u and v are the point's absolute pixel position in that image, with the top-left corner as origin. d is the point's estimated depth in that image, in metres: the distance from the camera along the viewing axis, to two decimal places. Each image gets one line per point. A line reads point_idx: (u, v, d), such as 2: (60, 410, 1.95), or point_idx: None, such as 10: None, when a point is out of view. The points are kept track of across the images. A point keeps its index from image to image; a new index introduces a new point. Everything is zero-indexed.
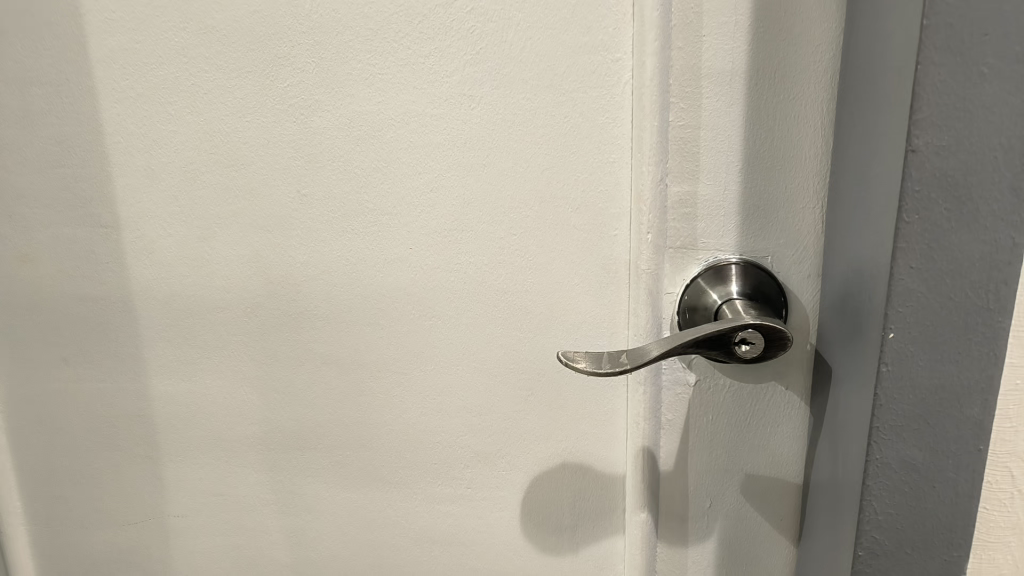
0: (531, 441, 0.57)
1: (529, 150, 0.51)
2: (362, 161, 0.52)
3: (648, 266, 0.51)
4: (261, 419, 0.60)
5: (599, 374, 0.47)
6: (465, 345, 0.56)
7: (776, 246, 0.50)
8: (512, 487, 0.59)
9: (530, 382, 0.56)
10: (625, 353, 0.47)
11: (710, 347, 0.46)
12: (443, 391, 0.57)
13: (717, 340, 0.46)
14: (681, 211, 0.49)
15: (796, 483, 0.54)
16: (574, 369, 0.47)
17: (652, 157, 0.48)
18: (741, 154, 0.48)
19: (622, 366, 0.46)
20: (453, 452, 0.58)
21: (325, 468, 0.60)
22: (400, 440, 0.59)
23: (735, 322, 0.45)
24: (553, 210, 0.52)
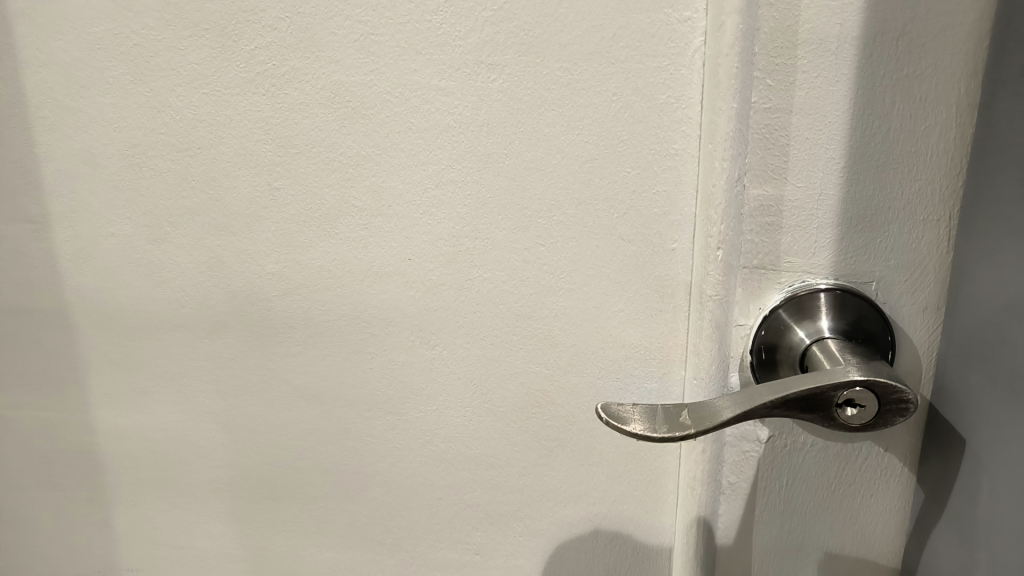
0: (556, 502, 0.46)
1: (565, 138, 0.39)
2: (349, 148, 0.41)
3: (715, 291, 0.39)
4: (225, 461, 0.49)
5: (654, 440, 0.35)
6: (477, 382, 0.44)
7: (884, 268, 0.38)
8: (532, 556, 0.48)
9: (557, 432, 0.44)
10: (687, 411, 0.35)
11: (802, 409, 0.34)
12: (447, 437, 0.46)
13: (813, 401, 0.34)
14: (761, 220, 0.38)
15: (893, 565, 0.42)
16: (622, 432, 0.36)
17: (727, 148, 0.37)
18: (844, 148, 0.35)
19: (686, 431, 0.34)
20: (459, 512, 0.47)
21: (304, 522, 0.50)
22: (393, 493, 0.48)
23: (836, 377, 0.33)
24: (595, 215, 0.40)
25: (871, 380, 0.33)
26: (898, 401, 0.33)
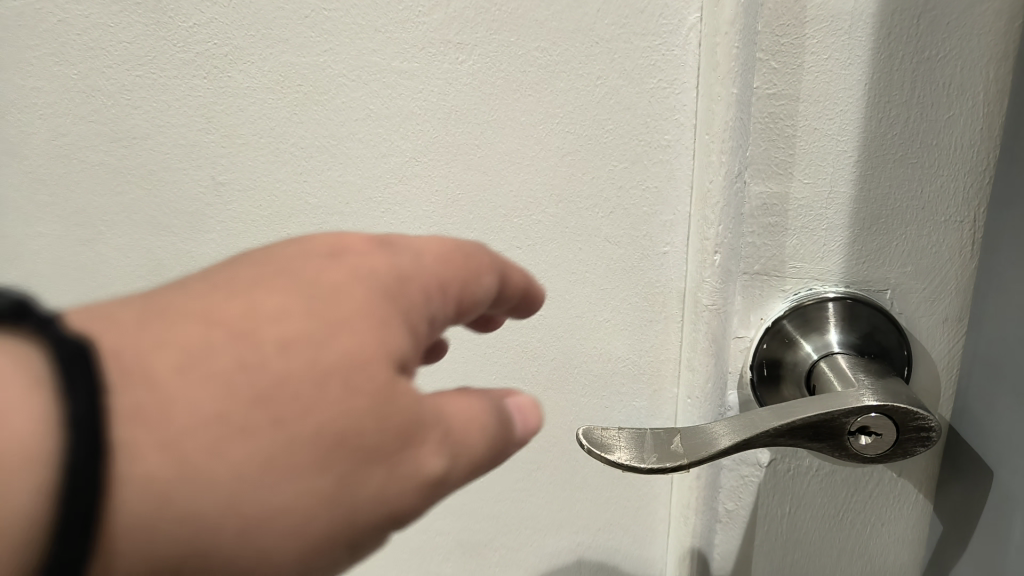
0: (534, 526, 0.43)
1: (544, 127, 0.34)
2: (302, 138, 0.36)
3: (711, 301, 0.35)
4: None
5: (643, 472, 0.30)
6: None
7: (901, 275, 0.33)
8: None
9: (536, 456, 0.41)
10: (679, 439, 0.31)
11: (810, 438, 0.30)
12: None
13: (823, 428, 0.30)
14: (763, 220, 0.34)
15: None
16: (607, 462, 0.31)
17: (725, 141, 0.32)
18: (859, 141, 0.31)
19: (679, 462, 0.30)
20: (430, 541, 0.45)
21: None
22: None
23: (846, 401, 0.29)
24: (577, 214, 0.36)
25: (885, 405, 0.29)
26: (918, 428, 0.29)
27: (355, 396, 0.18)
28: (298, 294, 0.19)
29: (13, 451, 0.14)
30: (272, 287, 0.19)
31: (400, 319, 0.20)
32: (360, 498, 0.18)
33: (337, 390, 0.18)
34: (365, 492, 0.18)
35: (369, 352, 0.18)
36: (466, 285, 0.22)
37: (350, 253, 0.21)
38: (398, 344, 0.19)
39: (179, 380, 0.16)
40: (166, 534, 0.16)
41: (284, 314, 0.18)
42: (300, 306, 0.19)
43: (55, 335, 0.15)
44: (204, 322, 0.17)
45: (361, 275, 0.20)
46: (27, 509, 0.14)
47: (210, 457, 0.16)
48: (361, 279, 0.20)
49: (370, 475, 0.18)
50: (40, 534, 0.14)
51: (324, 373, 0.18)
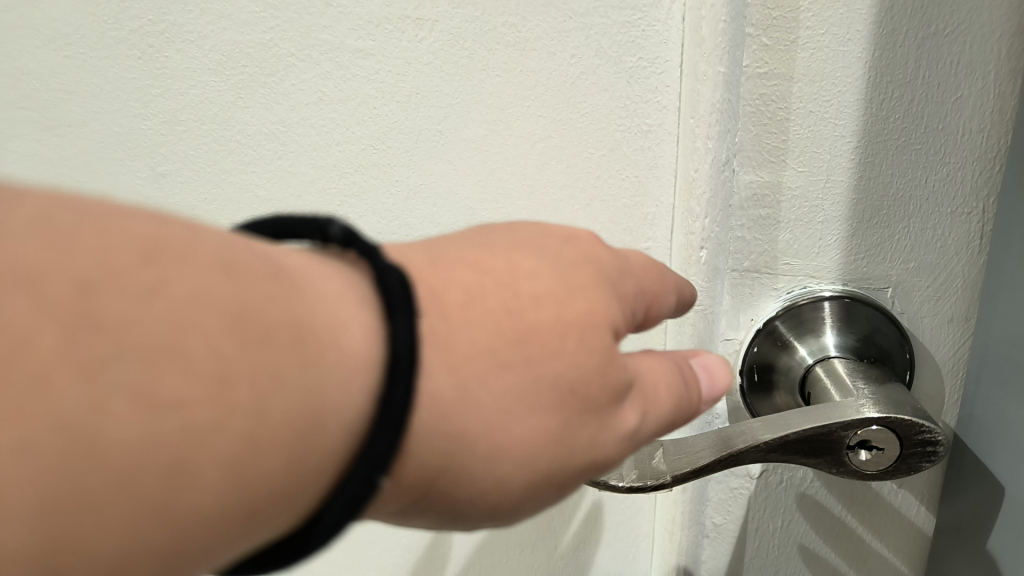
0: (507, 536, 0.41)
1: (513, 111, 0.31)
2: (247, 125, 0.33)
3: (697, 302, 0.32)
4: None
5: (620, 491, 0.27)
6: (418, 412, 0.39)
7: (903, 272, 0.31)
8: None
9: None
10: (663, 454, 0.28)
11: (804, 453, 0.27)
12: None
13: (819, 442, 0.27)
14: (754, 212, 0.31)
15: None
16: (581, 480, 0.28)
17: (711, 125, 0.29)
18: (858, 125, 0.28)
19: (660, 480, 0.27)
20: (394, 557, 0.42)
21: None
22: None
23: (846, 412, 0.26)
24: (550, 206, 0.33)
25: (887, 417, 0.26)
26: (923, 442, 0.26)
27: (596, 350, 0.18)
28: (537, 261, 0.19)
29: (340, 359, 0.15)
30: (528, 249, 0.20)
31: (617, 300, 0.20)
32: (580, 441, 0.18)
33: (571, 348, 0.18)
34: (584, 436, 0.18)
35: (595, 313, 0.18)
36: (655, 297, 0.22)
37: (582, 240, 0.21)
38: (608, 312, 0.19)
39: (453, 311, 0.17)
40: (435, 450, 0.17)
41: (530, 276, 0.19)
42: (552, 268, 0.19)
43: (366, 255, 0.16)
44: (467, 286, 0.18)
45: (594, 253, 0.20)
46: (353, 406, 0.15)
47: (461, 382, 0.17)
48: (590, 255, 0.20)
49: (588, 423, 0.18)
50: (359, 425, 0.15)
51: (563, 330, 0.18)
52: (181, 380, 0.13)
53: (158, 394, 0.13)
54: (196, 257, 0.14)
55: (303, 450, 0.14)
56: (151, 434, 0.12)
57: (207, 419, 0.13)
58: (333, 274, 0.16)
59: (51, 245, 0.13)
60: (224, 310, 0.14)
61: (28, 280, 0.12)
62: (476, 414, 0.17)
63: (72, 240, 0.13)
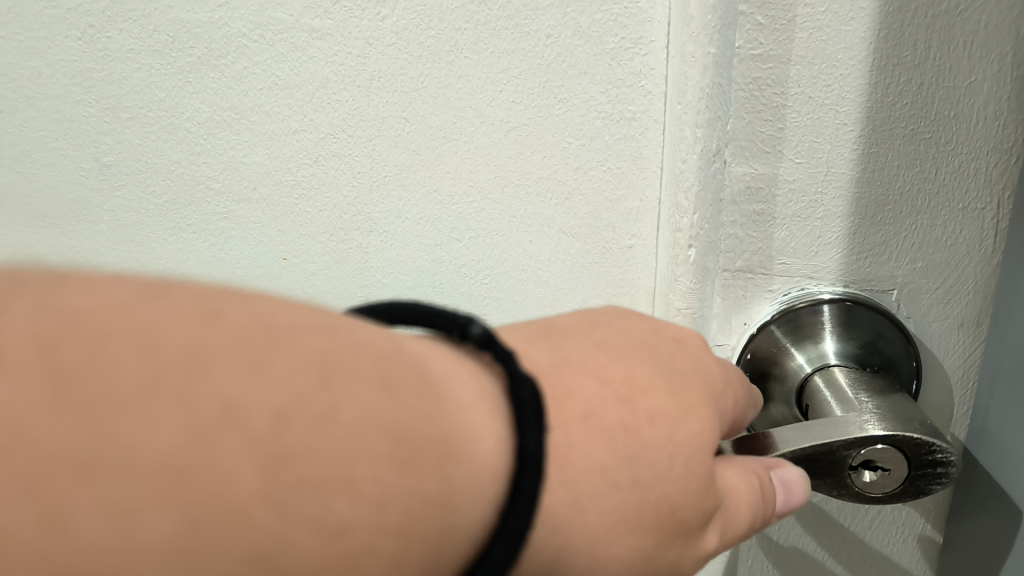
0: None
1: (483, 96, 0.28)
2: (198, 112, 0.30)
3: (686, 305, 0.29)
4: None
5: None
6: None
7: (910, 273, 0.28)
8: None
9: None
10: None
11: (803, 474, 0.24)
12: None
13: (820, 464, 0.24)
14: (747, 208, 0.28)
15: None
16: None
17: (699, 112, 0.26)
18: (861, 112, 0.26)
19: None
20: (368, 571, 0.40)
21: None
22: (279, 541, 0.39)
23: (848, 428, 0.24)
24: (525, 199, 0.30)
25: (895, 434, 0.23)
26: (935, 460, 0.24)
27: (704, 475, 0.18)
28: (653, 371, 0.19)
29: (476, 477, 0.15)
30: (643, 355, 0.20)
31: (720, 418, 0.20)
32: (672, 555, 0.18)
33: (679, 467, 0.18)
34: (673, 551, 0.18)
35: (704, 441, 0.19)
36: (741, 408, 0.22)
37: (692, 341, 0.21)
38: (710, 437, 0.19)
39: (574, 427, 0.17)
40: (545, 556, 0.17)
41: (650, 389, 0.19)
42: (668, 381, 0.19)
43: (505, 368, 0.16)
44: (591, 393, 0.18)
45: (699, 365, 0.20)
46: (479, 517, 0.15)
47: (574, 500, 0.17)
48: (697, 372, 0.20)
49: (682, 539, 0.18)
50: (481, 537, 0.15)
51: (678, 455, 0.18)
52: (350, 507, 0.13)
53: (331, 518, 0.13)
54: (361, 370, 0.14)
55: (438, 549, 0.14)
56: (324, 554, 0.13)
57: (366, 541, 0.14)
58: (468, 375, 0.16)
59: (247, 373, 0.13)
60: (387, 430, 0.14)
61: (230, 416, 0.13)
62: (582, 528, 0.17)
63: (263, 365, 0.13)
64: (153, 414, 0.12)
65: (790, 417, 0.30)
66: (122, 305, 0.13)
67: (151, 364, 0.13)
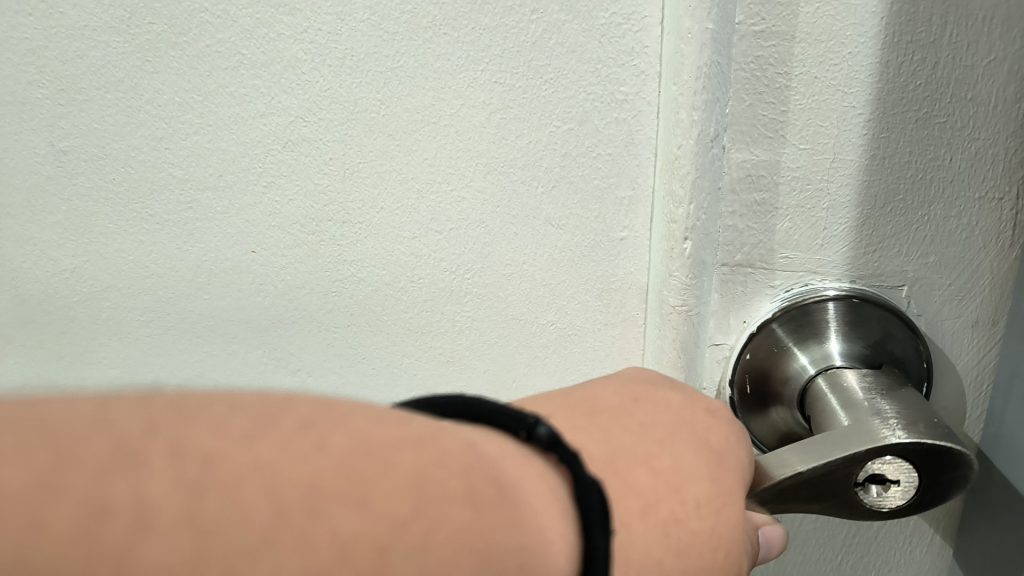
0: None
1: (464, 76, 0.26)
2: (157, 93, 0.28)
3: (679, 301, 0.27)
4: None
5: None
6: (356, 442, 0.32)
7: (921, 268, 0.26)
8: None
9: None
10: None
11: (808, 499, 0.22)
12: None
13: (824, 485, 0.22)
14: (748, 198, 0.26)
15: None
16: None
17: (694, 92, 0.24)
18: (872, 93, 0.24)
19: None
20: None
21: None
22: None
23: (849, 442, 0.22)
24: (510, 188, 0.28)
25: (902, 443, 0.21)
26: (951, 466, 0.21)
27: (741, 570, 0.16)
28: (694, 451, 0.17)
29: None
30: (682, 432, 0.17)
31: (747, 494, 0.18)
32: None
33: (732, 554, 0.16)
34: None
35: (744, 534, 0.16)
36: None
37: (720, 412, 0.19)
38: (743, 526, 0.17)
39: (631, 523, 0.15)
40: None
41: (694, 475, 0.16)
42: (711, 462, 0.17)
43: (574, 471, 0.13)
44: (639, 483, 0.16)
45: (735, 440, 0.18)
46: None
47: None
48: (733, 449, 0.18)
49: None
50: None
51: (722, 548, 0.16)
52: None
53: None
54: (457, 490, 0.12)
55: None
56: None
57: None
58: (537, 481, 0.13)
59: (354, 506, 0.12)
60: (482, 554, 0.12)
61: (344, 555, 0.11)
62: None
63: (365, 496, 0.12)
64: (273, 562, 0.11)
65: (794, 422, 0.28)
66: (237, 439, 0.12)
67: (273, 505, 0.11)
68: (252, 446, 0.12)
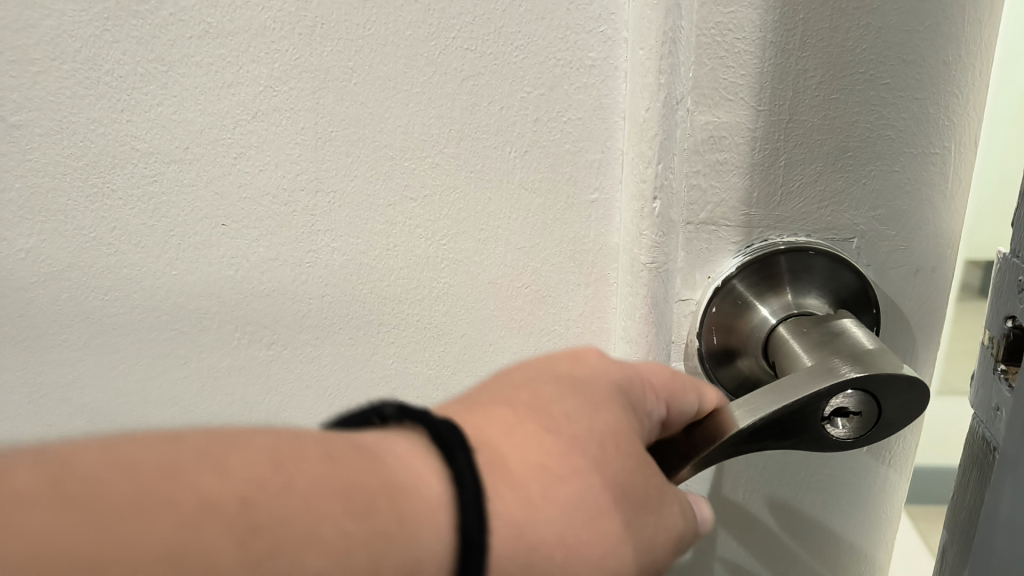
0: None
1: (435, 44, 0.27)
2: (117, 63, 0.27)
3: (649, 258, 0.28)
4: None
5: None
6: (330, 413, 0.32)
7: (869, 221, 0.28)
8: None
9: None
10: None
11: (779, 437, 0.24)
12: None
13: (796, 424, 0.24)
14: (711, 157, 0.27)
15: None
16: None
17: (658, 56, 0.25)
18: (823, 57, 0.25)
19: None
20: None
21: None
22: None
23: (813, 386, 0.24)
24: (483, 154, 0.28)
25: (859, 378, 0.23)
26: (906, 390, 0.23)
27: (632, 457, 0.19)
28: (563, 390, 0.19)
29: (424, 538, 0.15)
30: (548, 374, 0.20)
31: (632, 409, 0.20)
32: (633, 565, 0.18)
33: (623, 460, 0.19)
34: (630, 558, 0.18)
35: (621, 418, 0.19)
36: (671, 394, 0.23)
37: (590, 353, 0.21)
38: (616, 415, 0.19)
39: (509, 432, 0.18)
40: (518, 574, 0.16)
41: (568, 414, 0.19)
42: (582, 379, 0.20)
43: (424, 423, 0.17)
44: (501, 426, 0.18)
45: (605, 368, 0.21)
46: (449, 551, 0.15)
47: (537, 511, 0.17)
48: (608, 369, 0.21)
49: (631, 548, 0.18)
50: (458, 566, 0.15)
51: (601, 442, 0.18)
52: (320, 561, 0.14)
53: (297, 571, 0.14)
54: (303, 456, 0.15)
55: None
56: None
57: None
58: (401, 442, 0.16)
59: (200, 479, 0.14)
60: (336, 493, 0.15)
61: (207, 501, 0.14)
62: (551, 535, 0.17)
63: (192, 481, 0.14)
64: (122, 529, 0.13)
65: (758, 367, 0.30)
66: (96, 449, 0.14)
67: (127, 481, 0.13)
68: (136, 442, 0.14)
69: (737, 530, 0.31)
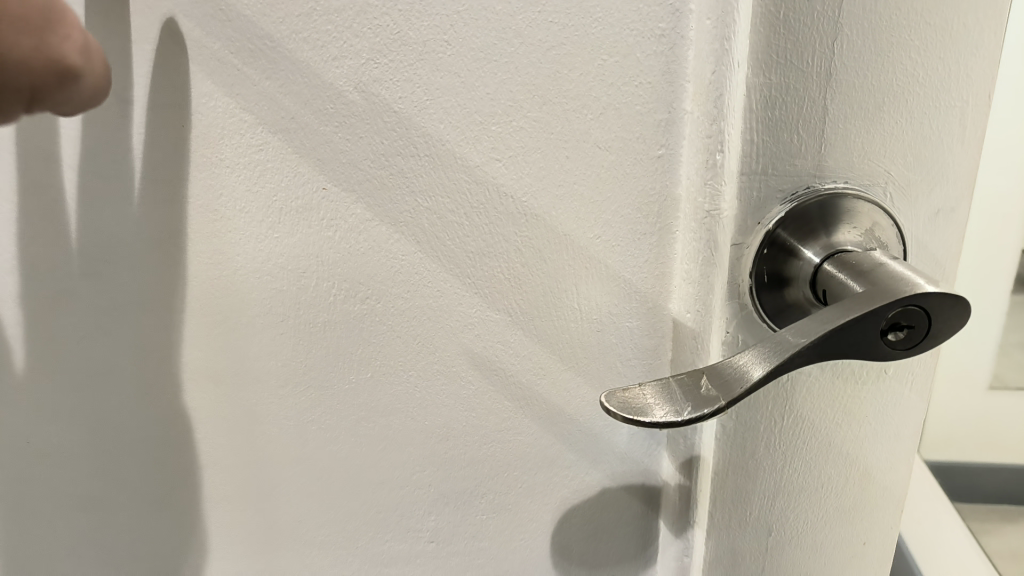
0: (525, 483, 0.38)
1: (523, 17, 0.30)
2: (231, 42, 0.30)
3: (705, 204, 0.31)
4: (112, 461, 0.39)
5: (683, 426, 0.28)
6: (419, 358, 0.35)
7: (903, 168, 0.30)
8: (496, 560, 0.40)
9: (520, 419, 0.37)
10: (709, 377, 0.29)
11: (840, 352, 0.27)
12: (387, 460, 0.38)
13: (856, 339, 0.27)
14: (764, 115, 0.28)
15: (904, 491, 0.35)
16: (626, 421, 0.29)
17: (712, 23, 0.29)
18: (866, 19, 0.27)
19: (717, 406, 0.27)
20: (403, 521, 0.39)
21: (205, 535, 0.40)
22: (319, 481, 0.38)
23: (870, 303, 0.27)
24: (564, 116, 0.31)
25: (917, 294, 0.26)
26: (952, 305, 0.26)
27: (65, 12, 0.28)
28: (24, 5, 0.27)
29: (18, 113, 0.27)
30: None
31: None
32: (75, 62, 0.28)
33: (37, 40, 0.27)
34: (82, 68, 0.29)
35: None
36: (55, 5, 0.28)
37: None
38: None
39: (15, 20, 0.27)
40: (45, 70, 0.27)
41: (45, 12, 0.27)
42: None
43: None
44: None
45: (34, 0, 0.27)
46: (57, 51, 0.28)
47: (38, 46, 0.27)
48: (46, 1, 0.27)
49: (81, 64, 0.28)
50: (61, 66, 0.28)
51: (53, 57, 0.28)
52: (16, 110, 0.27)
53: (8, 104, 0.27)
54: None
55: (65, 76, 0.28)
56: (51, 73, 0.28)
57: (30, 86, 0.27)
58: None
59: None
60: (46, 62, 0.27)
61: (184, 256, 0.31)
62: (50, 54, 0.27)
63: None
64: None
65: (803, 299, 0.31)
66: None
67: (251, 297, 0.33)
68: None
69: (786, 456, 0.33)
